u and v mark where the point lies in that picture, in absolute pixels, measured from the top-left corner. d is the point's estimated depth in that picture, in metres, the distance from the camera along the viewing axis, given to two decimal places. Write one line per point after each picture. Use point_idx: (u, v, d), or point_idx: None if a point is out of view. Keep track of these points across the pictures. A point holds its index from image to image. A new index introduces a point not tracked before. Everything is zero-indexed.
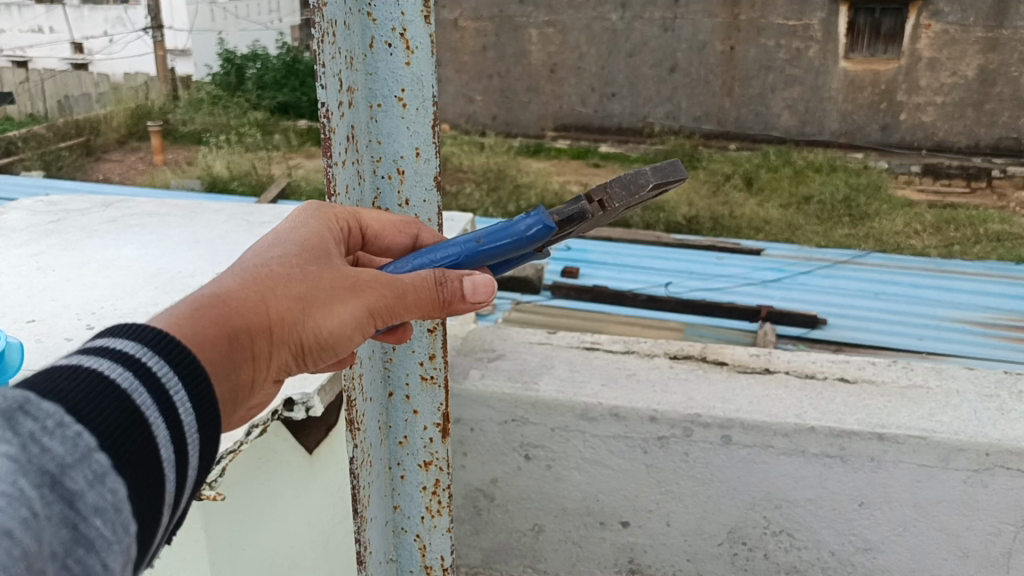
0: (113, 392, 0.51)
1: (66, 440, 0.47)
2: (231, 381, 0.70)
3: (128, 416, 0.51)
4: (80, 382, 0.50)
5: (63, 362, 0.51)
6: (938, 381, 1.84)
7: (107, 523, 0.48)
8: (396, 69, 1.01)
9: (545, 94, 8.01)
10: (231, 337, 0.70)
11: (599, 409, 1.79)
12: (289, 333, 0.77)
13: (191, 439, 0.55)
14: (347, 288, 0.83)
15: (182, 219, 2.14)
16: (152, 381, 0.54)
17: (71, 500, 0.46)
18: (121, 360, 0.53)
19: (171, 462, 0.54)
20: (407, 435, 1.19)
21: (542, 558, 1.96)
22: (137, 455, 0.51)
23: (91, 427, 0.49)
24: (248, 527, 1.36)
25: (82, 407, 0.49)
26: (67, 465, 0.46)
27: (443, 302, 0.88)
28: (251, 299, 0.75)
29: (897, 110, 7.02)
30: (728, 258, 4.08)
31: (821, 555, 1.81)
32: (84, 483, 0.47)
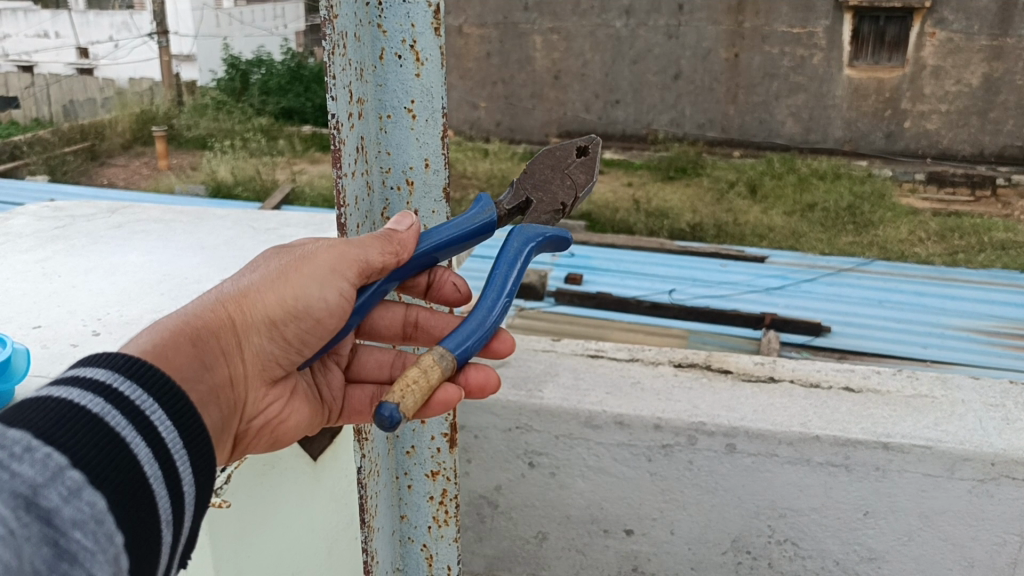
0: (86, 417, 0.58)
1: (38, 462, 0.53)
2: (202, 363, 0.81)
3: (103, 438, 0.58)
4: (50, 412, 0.57)
5: (37, 395, 0.58)
6: (944, 390, 1.84)
7: (87, 533, 0.54)
8: (406, 81, 1.02)
9: (549, 100, 8.02)
10: (192, 327, 0.82)
11: (603, 417, 1.79)
12: (249, 315, 0.89)
13: (175, 452, 0.64)
14: (297, 261, 0.93)
15: (187, 225, 2.14)
16: (123, 403, 0.61)
17: (49, 516, 0.52)
18: (93, 390, 0.60)
19: (158, 476, 0.61)
20: (414, 445, 1.19)
21: (546, 565, 1.96)
22: (116, 474, 0.58)
23: (69, 451, 0.55)
24: (254, 535, 1.36)
25: (54, 433, 0.56)
26: (38, 485, 0.52)
27: (388, 240, 0.98)
28: (206, 302, 0.87)
29: (901, 118, 7.03)
30: (731, 265, 4.08)
31: (826, 564, 1.80)
32: (60, 499, 0.53)
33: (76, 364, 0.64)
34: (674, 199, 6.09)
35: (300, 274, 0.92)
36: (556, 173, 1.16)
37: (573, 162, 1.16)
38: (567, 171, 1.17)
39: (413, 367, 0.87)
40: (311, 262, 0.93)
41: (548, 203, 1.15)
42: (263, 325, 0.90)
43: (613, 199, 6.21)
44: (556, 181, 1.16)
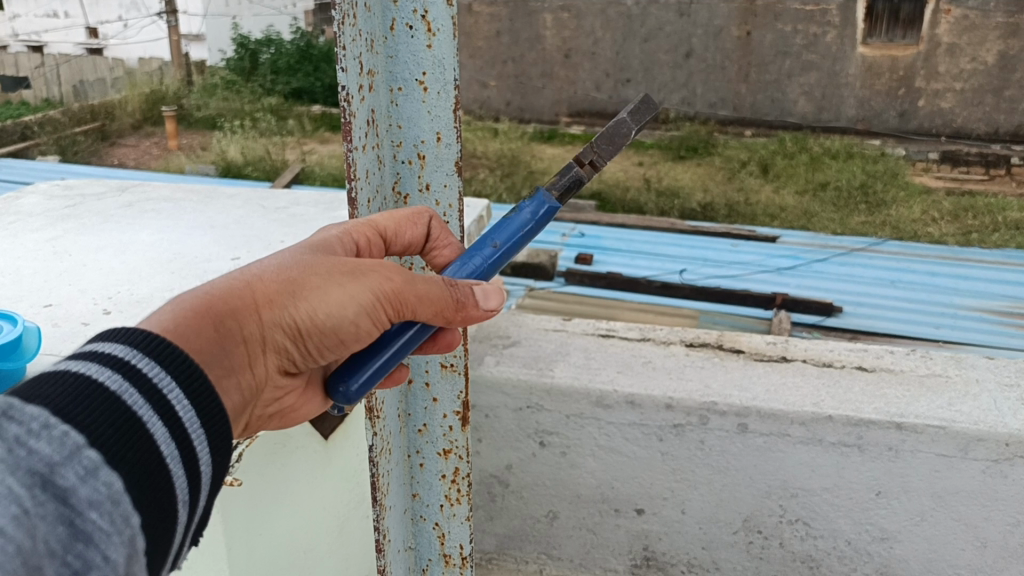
0: (102, 394, 0.55)
1: (54, 440, 0.51)
2: (212, 348, 0.70)
3: (119, 416, 0.55)
4: (66, 387, 0.54)
5: (53, 368, 0.55)
6: (957, 369, 1.82)
7: (103, 514, 0.51)
8: (418, 52, 1.00)
9: (559, 79, 7.97)
10: (215, 317, 0.72)
11: (615, 396, 1.78)
12: (280, 320, 0.77)
13: (193, 432, 0.59)
14: (345, 273, 0.82)
15: (197, 204, 2.14)
16: (138, 378, 0.57)
17: (65, 495, 0.50)
18: (110, 364, 0.56)
19: (175, 456, 0.57)
20: (426, 423, 1.19)
21: (556, 544, 1.96)
22: (133, 455, 0.54)
23: (85, 429, 0.53)
24: (263, 514, 1.36)
25: (69, 409, 0.53)
26: (55, 463, 0.50)
27: (460, 302, 0.85)
28: (233, 287, 0.76)
29: (915, 97, 6.94)
30: (743, 245, 4.06)
31: (838, 544, 1.79)
32: (76, 479, 0.50)
33: (95, 335, 0.60)
34: (685, 179, 6.05)
35: (340, 287, 0.80)
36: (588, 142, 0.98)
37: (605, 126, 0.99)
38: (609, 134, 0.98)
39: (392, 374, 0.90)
40: (359, 276, 0.82)
41: None
42: (290, 338, 0.78)
43: (624, 179, 6.16)
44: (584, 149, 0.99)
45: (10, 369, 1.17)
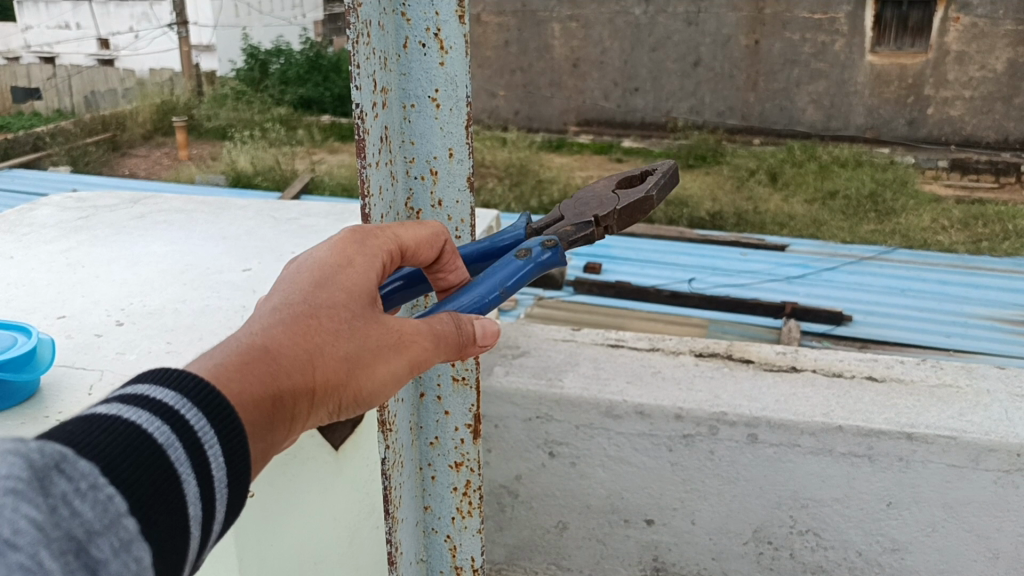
0: (149, 448, 0.49)
1: (97, 504, 0.45)
2: (265, 445, 0.65)
3: (158, 475, 0.49)
4: (116, 437, 0.48)
5: (101, 414, 0.49)
6: (968, 380, 1.82)
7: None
8: (430, 69, 1.02)
9: (568, 88, 7.98)
10: (274, 404, 0.66)
11: (624, 406, 1.78)
12: (330, 402, 0.73)
13: (220, 497, 0.54)
14: (393, 344, 0.78)
15: (209, 215, 2.16)
16: (186, 431, 0.52)
17: (95, 567, 0.43)
18: (159, 414, 0.51)
19: (197, 516, 0.52)
20: (438, 436, 1.19)
21: (566, 555, 1.95)
22: (162, 520, 0.49)
23: (126, 489, 0.47)
24: (274, 525, 1.37)
25: (118, 464, 0.47)
26: (94, 531, 0.44)
27: (462, 345, 0.84)
28: (294, 362, 0.70)
29: (925, 105, 6.91)
30: (752, 253, 4.06)
31: (848, 555, 1.79)
32: (110, 551, 0.44)
33: (143, 376, 0.54)
34: (694, 188, 6.06)
35: (389, 367, 0.77)
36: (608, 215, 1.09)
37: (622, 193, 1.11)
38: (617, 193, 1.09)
39: None
40: (403, 351, 0.78)
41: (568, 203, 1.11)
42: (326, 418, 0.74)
43: None
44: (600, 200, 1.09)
45: (24, 382, 1.18)
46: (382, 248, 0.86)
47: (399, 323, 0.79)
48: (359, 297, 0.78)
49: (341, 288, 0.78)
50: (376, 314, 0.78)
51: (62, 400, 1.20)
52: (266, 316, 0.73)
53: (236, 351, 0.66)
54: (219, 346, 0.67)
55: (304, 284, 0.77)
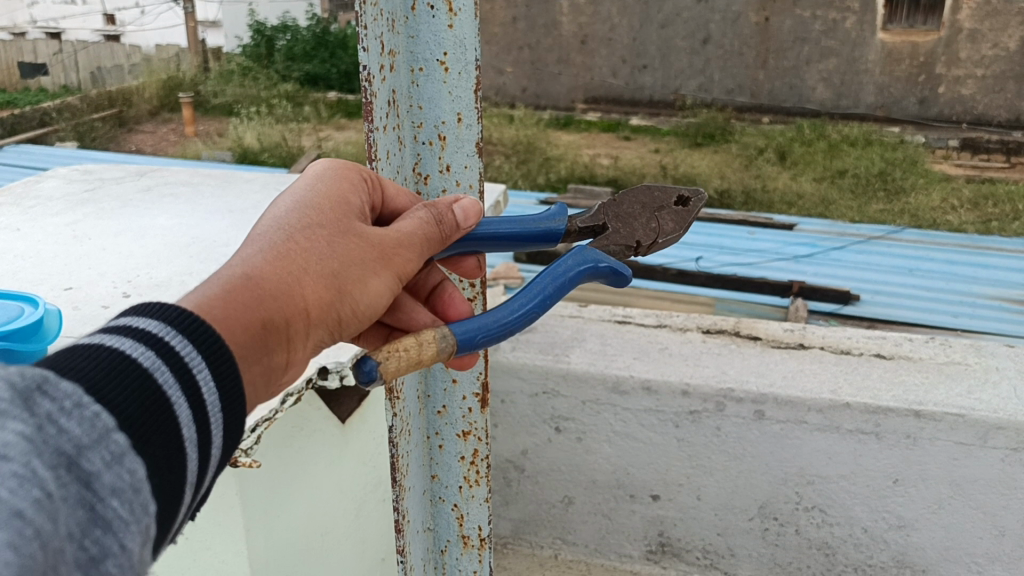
0: (135, 369, 0.49)
1: (84, 421, 0.44)
2: (266, 365, 0.68)
3: (149, 393, 0.49)
4: (99, 361, 0.47)
5: (85, 339, 0.49)
6: (976, 357, 1.81)
7: (126, 505, 0.44)
8: (439, 32, 1.00)
9: (576, 65, 7.96)
10: (271, 323, 0.68)
11: (631, 382, 1.78)
12: (326, 321, 0.76)
13: (216, 421, 0.54)
14: (375, 260, 0.82)
15: (215, 188, 2.16)
16: (173, 353, 0.52)
17: (89, 480, 0.42)
18: (140, 337, 0.51)
19: (196, 439, 0.52)
20: (445, 404, 1.19)
21: (571, 530, 1.96)
22: (162, 441, 0.48)
23: (116, 406, 0.46)
24: (281, 492, 1.40)
25: (103, 386, 0.46)
26: (84, 446, 0.43)
27: (445, 236, 0.91)
28: (285, 284, 0.72)
29: (936, 84, 6.80)
30: (760, 232, 4.04)
31: (854, 531, 1.79)
32: (102, 465, 0.43)
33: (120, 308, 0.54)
34: (702, 166, 6.03)
35: (374, 282, 0.81)
36: (638, 206, 1.11)
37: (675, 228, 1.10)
38: (657, 217, 1.11)
39: (407, 336, 0.86)
40: (384, 266, 0.83)
41: (625, 236, 1.08)
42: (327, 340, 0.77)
43: (640, 166, 6.32)
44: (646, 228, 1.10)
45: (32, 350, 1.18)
46: (361, 178, 0.88)
47: (377, 235, 0.83)
48: (335, 218, 0.81)
49: (313, 212, 0.80)
50: (355, 232, 0.82)
51: None
52: (245, 248, 0.74)
53: (219, 276, 0.67)
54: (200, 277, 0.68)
55: (280, 215, 0.79)
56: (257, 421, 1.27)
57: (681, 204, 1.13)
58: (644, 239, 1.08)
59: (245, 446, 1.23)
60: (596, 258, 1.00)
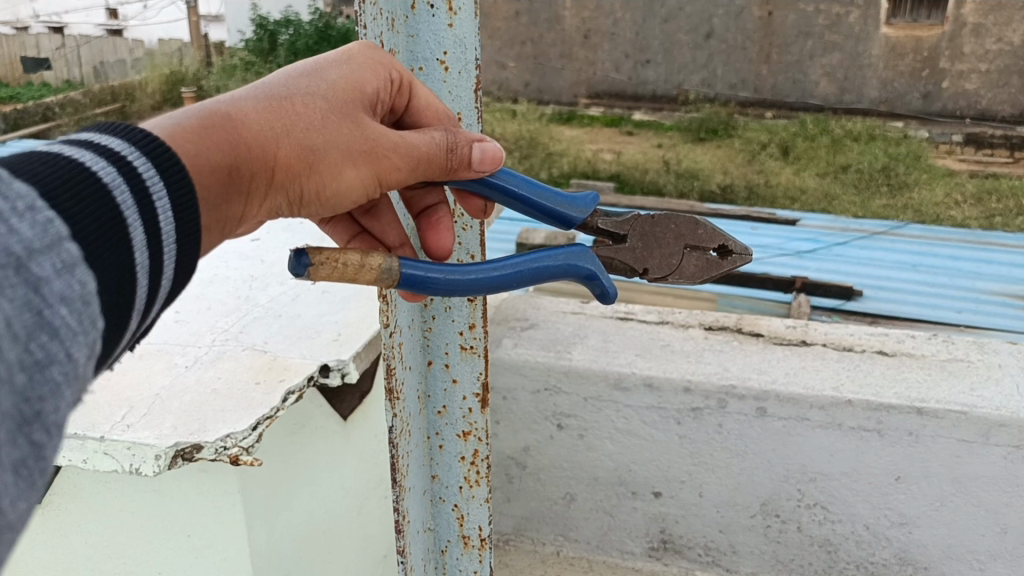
0: (85, 191, 0.61)
1: (37, 224, 0.55)
2: (219, 204, 0.84)
3: (108, 207, 0.63)
4: (56, 176, 0.60)
5: (55, 152, 0.63)
6: (979, 355, 1.81)
7: (73, 312, 0.55)
8: (439, 31, 1.02)
9: (579, 60, 8.03)
10: (234, 174, 0.85)
11: (633, 379, 1.78)
12: (289, 184, 0.92)
13: (166, 243, 0.69)
14: (361, 152, 0.95)
15: None
16: (132, 176, 0.67)
17: (38, 283, 0.53)
18: (106, 159, 0.66)
19: (143, 266, 0.65)
20: (445, 404, 1.19)
21: (573, 526, 1.96)
22: (111, 252, 0.61)
23: (70, 216, 0.58)
24: (282, 490, 1.41)
25: (55, 197, 0.58)
26: (35, 249, 0.53)
27: (451, 160, 1.01)
28: (260, 138, 0.88)
29: (940, 78, 6.55)
30: (763, 228, 4.04)
31: (856, 528, 1.78)
32: (53, 270, 0.54)
33: (90, 134, 0.70)
34: (704, 161, 6.02)
35: (350, 169, 0.94)
36: (670, 236, 1.21)
37: (690, 271, 1.20)
38: (684, 254, 1.21)
39: (354, 253, 0.95)
40: (367, 160, 0.95)
41: (638, 256, 1.21)
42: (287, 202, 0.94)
43: (642, 161, 6.30)
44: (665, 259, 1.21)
45: None
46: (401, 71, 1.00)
47: (375, 133, 0.95)
48: (345, 100, 0.95)
49: (325, 86, 0.95)
50: (355, 121, 0.95)
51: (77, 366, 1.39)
52: (253, 95, 0.91)
53: (207, 116, 0.84)
54: (194, 110, 0.85)
55: (296, 80, 0.94)
56: (258, 419, 1.27)
57: (718, 254, 1.21)
58: (655, 268, 1.21)
59: (247, 445, 1.24)
60: (582, 262, 1.13)
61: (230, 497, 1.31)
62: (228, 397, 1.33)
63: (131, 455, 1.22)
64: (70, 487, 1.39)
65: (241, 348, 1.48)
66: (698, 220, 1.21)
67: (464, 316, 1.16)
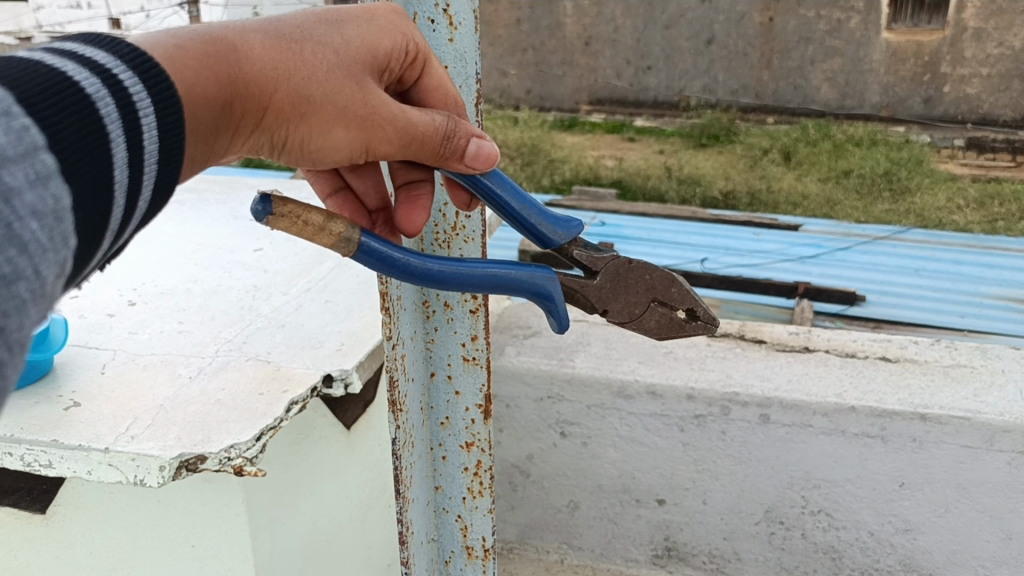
0: (74, 95, 0.64)
1: (12, 131, 0.58)
2: (205, 135, 0.85)
3: (86, 123, 0.64)
4: (41, 80, 0.63)
5: (36, 59, 0.64)
6: (983, 360, 1.81)
7: (43, 227, 0.59)
8: (440, 45, 1.06)
9: (580, 67, 8.07)
10: (227, 110, 0.86)
11: (636, 386, 1.78)
12: (277, 128, 0.93)
13: (147, 163, 0.70)
14: (359, 117, 0.95)
15: (220, 195, 2.21)
16: (117, 89, 0.68)
17: (10, 194, 0.56)
18: (90, 69, 0.67)
19: (125, 181, 0.68)
20: (448, 416, 1.20)
21: (578, 534, 1.96)
22: (87, 169, 0.64)
23: (48, 129, 0.61)
24: (287, 502, 1.41)
25: (36, 101, 0.61)
26: (9, 157, 0.57)
27: (443, 152, 1.00)
28: (262, 74, 0.89)
29: (941, 83, 6.42)
30: (765, 234, 4.03)
31: (860, 535, 1.78)
32: (24, 182, 0.57)
33: (78, 42, 0.70)
34: (706, 167, 6.02)
35: (341, 127, 0.95)
36: (641, 287, 1.15)
37: (647, 329, 1.15)
38: (646, 310, 1.15)
39: (319, 213, 0.96)
40: (363, 125, 0.96)
41: (601, 298, 1.15)
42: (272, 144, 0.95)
43: (644, 167, 6.30)
44: (629, 309, 1.15)
45: (37, 360, 1.38)
46: (421, 44, 1.01)
47: (376, 100, 0.96)
48: (357, 60, 0.96)
49: (342, 39, 0.96)
50: (361, 84, 0.95)
51: (75, 377, 1.41)
52: (269, 31, 0.92)
53: (213, 43, 0.85)
54: (204, 34, 0.86)
55: (316, 27, 0.95)
56: (261, 430, 1.28)
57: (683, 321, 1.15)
58: (615, 313, 1.15)
59: (251, 457, 1.24)
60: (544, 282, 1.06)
61: (234, 508, 1.31)
62: (232, 408, 1.33)
63: (135, 466, 1.22)
64: (74, 498, 1.39)
65: (244, 359, 1.49)
66: (677, 279, 1.14)
67: (467, 327, 1.15)
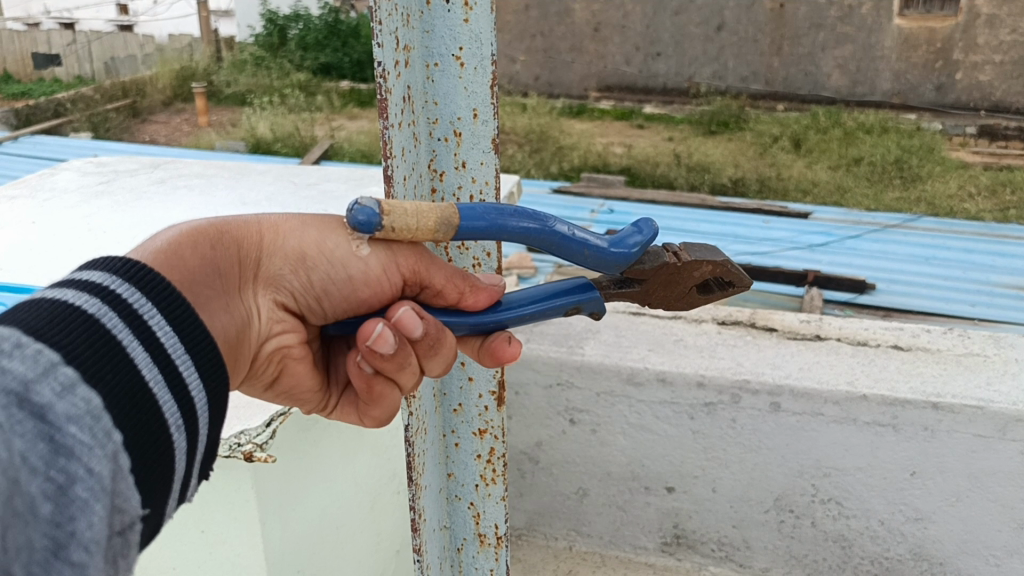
0: (80, 316, 0.60)
1: (28, 358, 0.54)
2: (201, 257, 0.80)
3: (97, 338, 0.60)
4: (42, 314, 0.59)
5: (37, 297, 0.61)
6: (997, 349, 1.79)
7: (83, 428, 0.55)
8: (455, 26, 1.01)
9: (589, 53, 7.88)
10: (216, 234, 0.83)
11: (645, 374, 1.77)
12: (283, 259, 0.87)
13: (176, 356, 0.66)
14: None
15: (228, 179, 2.18)
16: (117, 302, 0.64)
17: (42, 411, 0.53)
18: (88, 291, 0.63)
19: (158, 380, 0.64)
20: (461, 403, 1.19)
21: (586, 522, 1.95)
22: (113, 375, 0.60)
23: (64, 348, 0.57)
24: (297, 489, 1.41)
25: (44, 329, 0.57)
26: (30, 380, 0.53)
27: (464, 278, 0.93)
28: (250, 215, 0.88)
29: (953, 70, 6.50)
30: (774, 222, 4.01)
31: (871, 523, 1.77)
32: (53, 394, 0.54)
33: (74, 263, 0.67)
34: (716, 154, 6.02)
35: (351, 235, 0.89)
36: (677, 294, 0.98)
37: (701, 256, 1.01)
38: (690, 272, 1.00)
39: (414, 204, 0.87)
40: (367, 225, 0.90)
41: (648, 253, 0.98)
42: (290, 267, 0.87)
43: (653, 154, 6.29)
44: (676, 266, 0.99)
45: None
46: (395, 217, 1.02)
47: None
48: None
49: None
50: None
51: None
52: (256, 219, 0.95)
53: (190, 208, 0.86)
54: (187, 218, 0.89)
55: None
56: (272, 415, 1.27)
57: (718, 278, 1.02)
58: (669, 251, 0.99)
59: (261, 441, 1.24)
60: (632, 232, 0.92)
61: (244, 495, 1.31)
62: (242, 393, 1.32)
63: None
64: None
65: None
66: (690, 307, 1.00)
67: None
